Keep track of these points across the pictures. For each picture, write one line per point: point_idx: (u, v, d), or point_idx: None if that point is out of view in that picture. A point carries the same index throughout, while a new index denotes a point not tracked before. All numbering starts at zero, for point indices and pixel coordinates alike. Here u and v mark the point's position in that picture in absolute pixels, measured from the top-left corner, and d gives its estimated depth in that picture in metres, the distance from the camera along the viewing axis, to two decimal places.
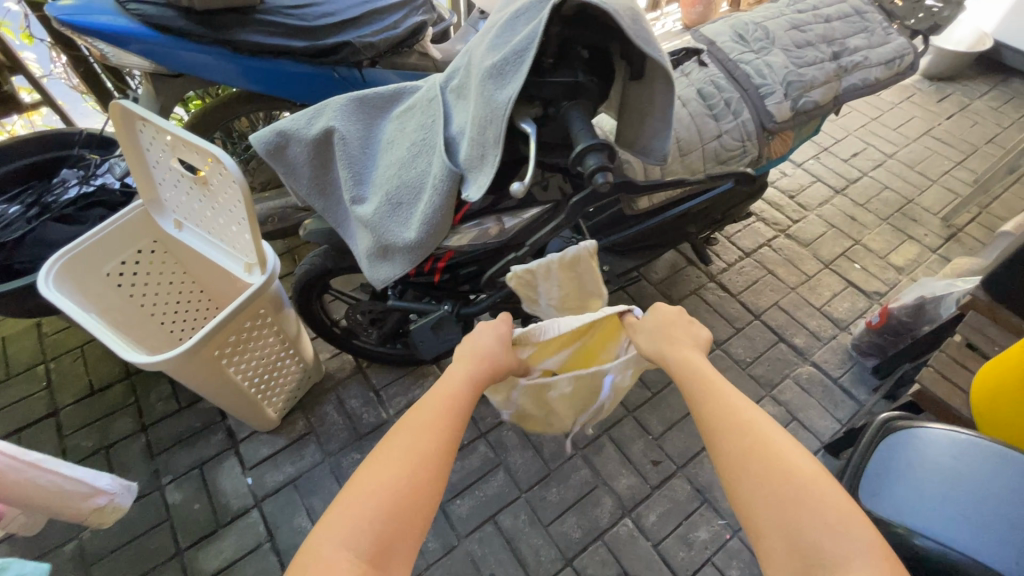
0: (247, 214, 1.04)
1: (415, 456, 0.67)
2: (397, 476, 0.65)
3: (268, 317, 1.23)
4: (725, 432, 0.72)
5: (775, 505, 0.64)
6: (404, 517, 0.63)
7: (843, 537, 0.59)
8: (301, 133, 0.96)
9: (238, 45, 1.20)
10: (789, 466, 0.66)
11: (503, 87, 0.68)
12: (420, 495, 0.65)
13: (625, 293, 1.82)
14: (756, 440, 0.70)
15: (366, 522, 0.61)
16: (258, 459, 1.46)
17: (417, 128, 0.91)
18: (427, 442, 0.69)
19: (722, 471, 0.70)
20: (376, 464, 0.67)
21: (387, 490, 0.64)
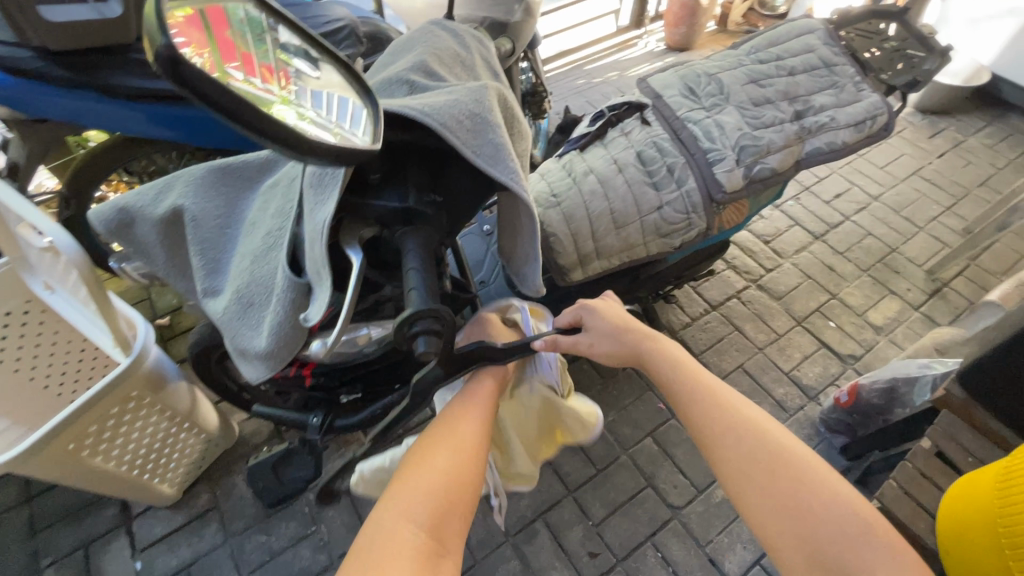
0: (95, 291, 0.92)
1: (461, 443, 0.73)
2: (449, 466, 0.69)
3: (143, 398, 1.09)
4: (730, 441, 0.73)
5: (786, 508, 0.67)
6: (455, 501, 0.67)
7: (862, 544, 0.62)
8: (146, 211, 0.81)
9: (111, 91, 1.06)
10: (803, 471, 0.69)
11: (322, 204, 0.53)
12: (463, 477, 0.69)
13: (585, 361, 1.66)
14: (754, 438, 0.72)
15: (427, 499, 0.65)
16: (151, 539, 1.32)
17: (275, 213, 0.76)
18: (467, 430, 0.75)
19: (727, 477, 0.72)
20: (425, 457, 0.70)
21: (443, 475, 0.68)
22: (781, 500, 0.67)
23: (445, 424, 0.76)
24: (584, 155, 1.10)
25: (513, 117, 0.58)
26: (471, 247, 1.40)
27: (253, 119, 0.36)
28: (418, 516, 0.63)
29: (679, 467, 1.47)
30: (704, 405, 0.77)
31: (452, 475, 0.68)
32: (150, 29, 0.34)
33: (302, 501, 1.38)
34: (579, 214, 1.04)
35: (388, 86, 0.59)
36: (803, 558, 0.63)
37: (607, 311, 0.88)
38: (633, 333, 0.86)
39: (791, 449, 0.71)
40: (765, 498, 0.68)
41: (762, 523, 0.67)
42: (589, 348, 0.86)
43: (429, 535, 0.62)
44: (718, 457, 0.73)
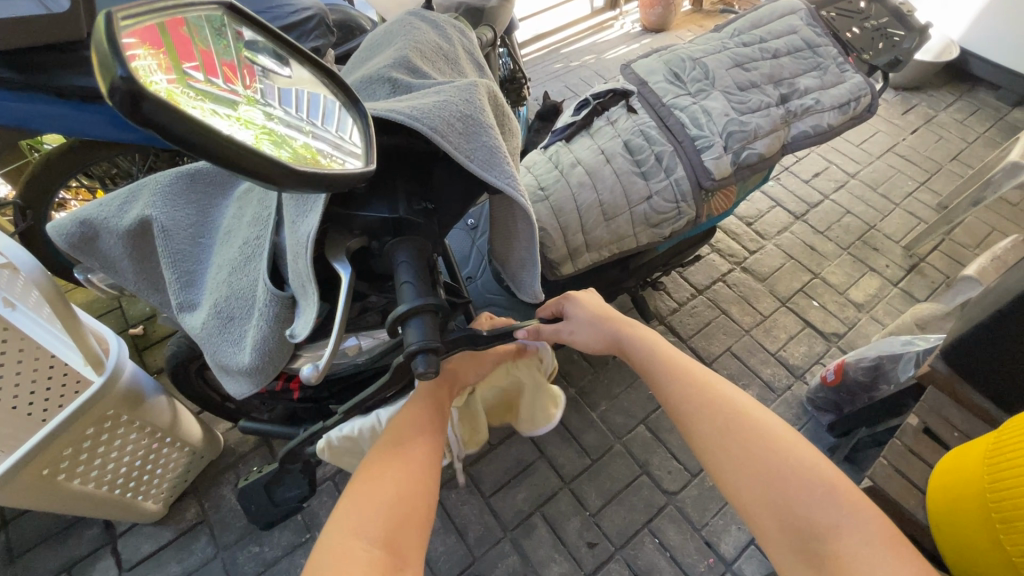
0: (60, 309, 0.87)
1: (411, 448, 0.68)
2: (400, 472, 0.65)
3: (121, 417, 1.04)
4: (701, 415, 0.70)
5: (758, 477, 0.64)
6: (408, 507, 0.62)
7: (833, 509, 0.60)
8: (111, 224, 0.76)
9: (64, 92, 1.00)
10: (775, 440, 0.66)
11: (307, 217, 0.50)
12: (417, 482, 0.65)
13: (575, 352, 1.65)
14: (723, 411, 0.70)
15: (378, 510, 0.61)
16: (138, 558, 1.27)
17: (252, 221, 0.72)
18: (417, 434, 0.71)
19: (702, 450, 0.69)
20: (375, 466, 0.66)
21: (393, 483, 0.64)
22: (749, 468, 0.65)
23: (395, 429, 0.71)
24: (571, 146, 1.07)
25: (503, 115, 0.55)
26: (457, 242, 1.37)
27: (237, 155, 0.32)
28: (369, 527, 0.59)
29: (672, 453, 1.48)
30: (676, 381, 0.75)
31: (403, 484, 0.64)
32: (102, 53, 0.29)
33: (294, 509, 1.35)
34: (568, 207, 1.01)
35: (369, 84, 0.55)
36: (779, 527, 0.62)
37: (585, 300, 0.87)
38: (607, 321, 0.84)
39: (758, 415, 0.69)
40: (737, 470, 0.65)
41: (735, 492, 0.65)
42: (568, 335, 0.84)
43: (384, 545, 0.58)
44: (689, 430, 0.71)
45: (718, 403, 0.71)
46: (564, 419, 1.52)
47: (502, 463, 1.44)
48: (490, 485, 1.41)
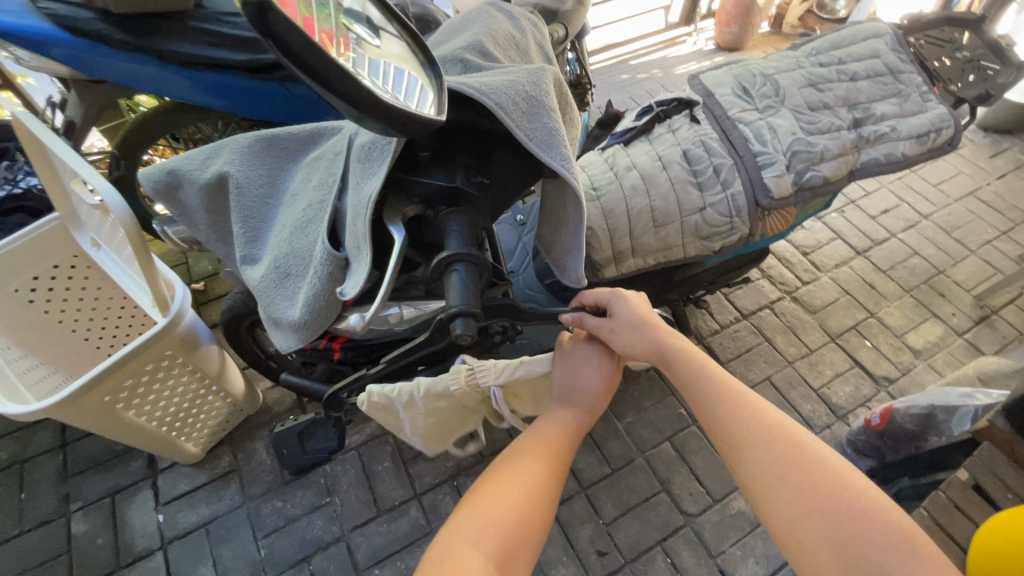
0: (138, 249, 0.95)
1: (538, 476, 0.69)
2: (528, 495, 0.67)
3: (176, 358, 1.12)
4: (756, 441, 0.67)
5: (818, 513, 0.61)
6: (524, 534, 0.64)
7: (904, 558, 0.56)
8: (193, 175, 0.82)
9: (165, 56, 1.07)
10: (836, 476, 0.63)
11: (369, 180, 0.53)
12: (539, 506, 0.67)
13: None
14: (781, 439, 0.66)
15: (500, 522, 0.63)
16: (174, 495, 1.36)
17: (318, 186, 0.76)
18: (547, 464, 0.71)
19: (752, 481, 0.66)
20: (501, 479, 0.68)
21: (518, 506, 0.65)
22: (812, 506, 0.61)
23: (522, 453, 0.72)
24: (628, 150, 1.08)
25: (566, 104, 0.57)
26: (504, 236, 1.40)
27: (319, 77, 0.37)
28: (486, 543, 0.61)
29: (696, 475, 1.44)
30: (728, 405, 0.71)
31: (525, 512, 0.65)
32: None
33: (319, 473, 1.40)
34: (618, 210, 1.01)
35: (442, 63, 0.58)
36: (841, 570, 0.57)
37: (633, 301, 0.83)
38: (646, 331, 0.79)
39: (819, 452, 0.65)
40: (794, 503, 0.62)
41: (790, 527, 0.62)
42: (609, 334, 0.81)
43: (497, 560, 0.60)
44: (739, 460, 0.68)
45: (775, 431, 0.67)
46: (589, 425, 1.52)
47: None
48: None
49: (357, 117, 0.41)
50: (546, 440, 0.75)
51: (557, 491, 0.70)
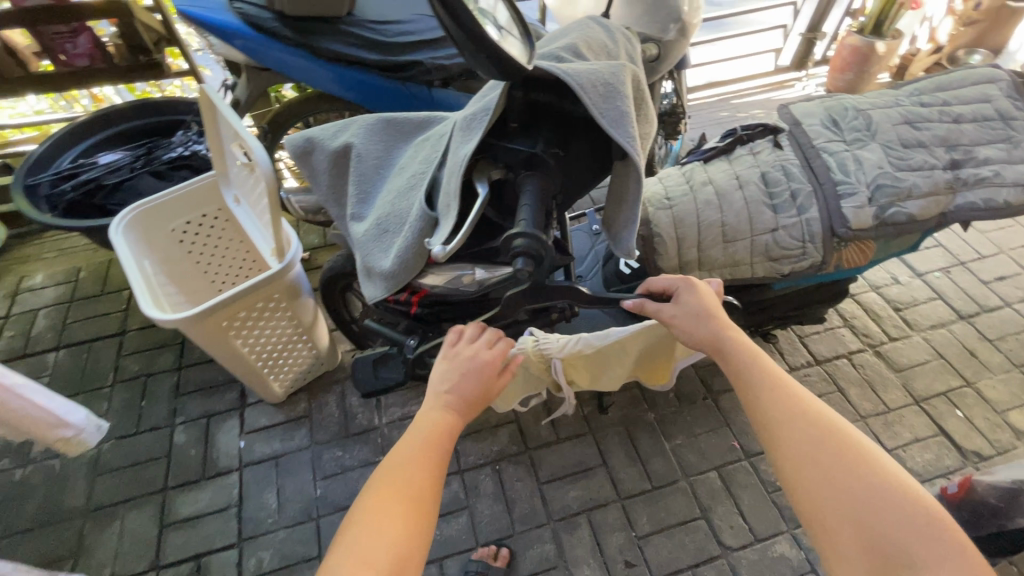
0: (272, 202, 1.14)
1: (412, 468, 0.68)
2: (402, 509, 0.63)
3: (281, 302, 1.31)
4: (793, 421, 0.68)
5: (846, 492, 0.61)
6: (412, 547, 0.61)
7: (928, 543, 0.57)
8: (325, 142, 0.99)
9: (319, 52, 1.30)
10: (870, 460, 0.63)
11: (467, 142, 0.64)
12: (418, 512, 0.64)
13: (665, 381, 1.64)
14: (819, 422, 0.67)
15: (382, 545, 0.60)
16: (255, 426, 1.55)
17: (422, 159, 0.90)
18: (423, 456, 0.70)
19: (783, 457, 0.67)
20: (377, 500, 0.64)
21: (395, 508, 0.63)
22: (840, 485, 0.62)
23: (403, 453, 0.70)
24: (707, 167, 1.12)
25: (642, 99, 0.65)
26: (578, 242, 1.48)
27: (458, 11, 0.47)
28: (377, 558, 0.59)
29: (740, 510, 1.39)
30: (770, 387, 0.73)
31: (409, 510, 0.64)
32: None
33: (377, 432, 1.54)
34: (689, 221, 1.06)
35: (540, 57, 0.69)
36: (860, 547, 0.58)
37: (699, 290, 0.89)
38: (709, 319, 0.84)
39: (856, 438, 0.66)
40: (822, 481, 0.63)
41: (816, 503, 0.63)
42: (674, 319, 0.88)
43: None
44: (773, 439, 0.69)
45: (813, 414, 0.69)
46: (635, 438, 1.52)
47: (564, 456, 1.49)
48: (547, 473, 1.46)
49: (458, 43, 0.51)
50: (422, 432, 0.73)
51: (439, 475, 0.70)
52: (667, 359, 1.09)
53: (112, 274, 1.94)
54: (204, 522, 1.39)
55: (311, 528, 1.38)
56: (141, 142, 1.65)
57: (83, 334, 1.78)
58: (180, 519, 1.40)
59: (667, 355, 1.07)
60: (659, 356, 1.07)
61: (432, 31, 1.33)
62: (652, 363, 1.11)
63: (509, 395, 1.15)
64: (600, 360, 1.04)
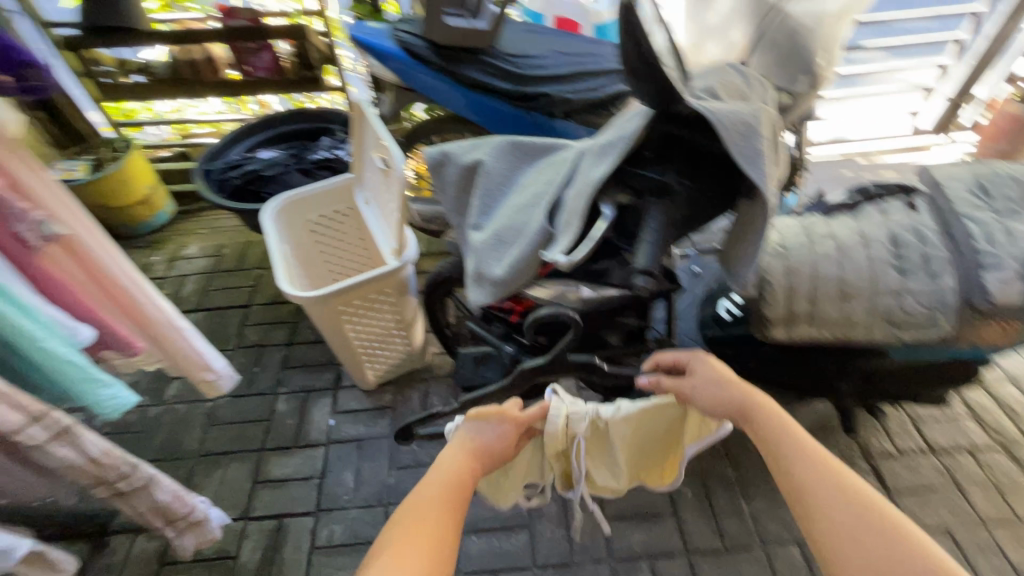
0: (400, 206, 1.27)
1: (440, 504, 0.74)
2: (421, 552, 0.66)
3: (391, 296, 1.43)
4: (820, 486, 0.71)
5: (877, 558, 0.63)
6: None
7: None
8: (458, 157, 1.09)
9: (459, 78, 1.43)
10: (899, 529, 0.65)
11: (598, 167, 0.68)
12: (437, 558, 0.67)
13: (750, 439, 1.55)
14: (847, 489, 0.70)
15: None
16: (345, 408, 1.68)
17: (545, 181, 0.96)
18: (448, 495, 0.76)
19: (812, 521, 0.69)
20: (402, 540, 0.67)
21: (426, 534, 0.69)
22: (871, 552, 0.64)
23: (433, 489, 0.76)
24: (829, 220, 1.08)
25: (778, 142, 0.67)
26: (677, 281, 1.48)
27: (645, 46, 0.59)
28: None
29: None
30: (797, 453, 0.75)
31: (433, 551, 0.67)
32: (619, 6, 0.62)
33: None
34: (804, 272, 1.02)
35: None
36: None
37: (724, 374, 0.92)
38: (724, 385, 0.88)
39: (883, 506, 0.68)
40: (851, 545, 0.65)
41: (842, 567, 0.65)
42: (692, 388, 0.91)
43: None
44: (800, 502, 0.72)
45: (842, 480, 0.71)
46: (711, 493, 1.45)
47: (632, 496, 1.45)
48: (613, 509, 1.43)
49: (636, 73, 0.63)
50: (447, 474, 0.79)
51: (459, 508, 0.75)
52: (675, 448, 1.04)
53: (248, 254, 2.22)
54: (290, 486, 1.52)
55: (380, 512, 1.46)
56: (295, 144, 1.91)
57: (218, 302, 2.04)
58: (270, 479, 1.54)
59: (676, 441, 1.04)
60: (665, 443, 1.03)
61: (562, 66, 1.43)
62: (660, 458, 1.05)
63: (512, 484, 1.02)
64: (608, 442, 1.00)
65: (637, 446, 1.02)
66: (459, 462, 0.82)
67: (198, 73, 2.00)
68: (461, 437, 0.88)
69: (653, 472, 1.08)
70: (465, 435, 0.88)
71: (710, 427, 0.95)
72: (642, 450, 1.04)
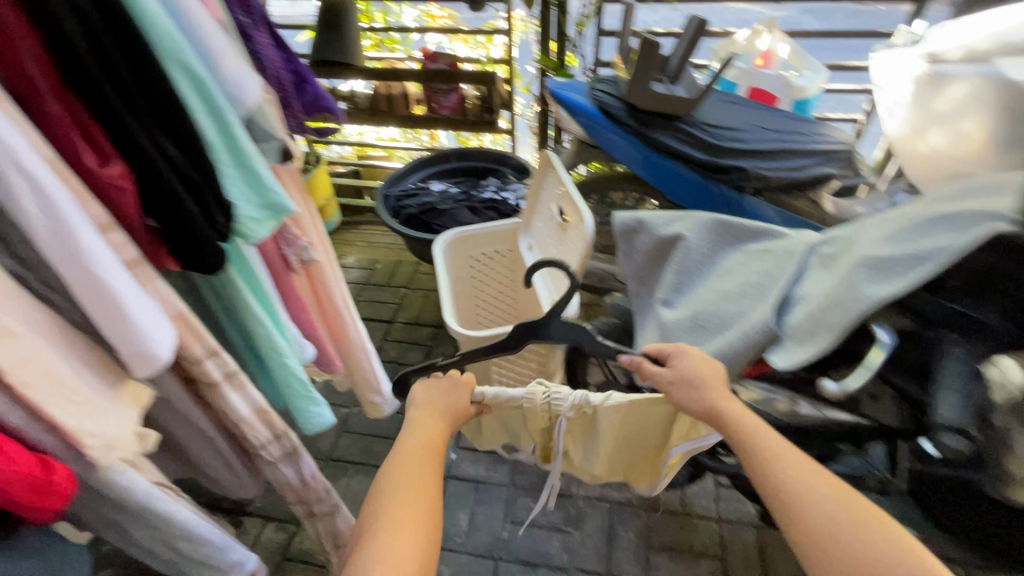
0: (577, 264, 1.25)
1: (416, 474, 0.71)
2: (410, 516, 0.66)
3: (542, 347, 1.42)
4: (818, 500, 0.63)
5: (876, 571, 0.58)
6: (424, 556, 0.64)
7: None
8: (656, 227, 1.04)
9: (651, 142, 1.40)
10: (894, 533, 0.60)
11: (879, 284, 0.70)
12: (425, 525, 0.67)
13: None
14: (845, 498, 0.63)
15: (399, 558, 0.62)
16: (467, 446, 1.67)
17: (760, 270, 0.89)
18: (428, 464, 0.73)
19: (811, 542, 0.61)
20: (395, 519, 0.65)
21: (413, 515, 0.66)
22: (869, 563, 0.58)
23: (409, 458, 0.73)
24: None
25: None
26: None
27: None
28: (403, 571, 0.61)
29: None
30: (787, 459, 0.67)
31: (421, 513, 0.67)
32: None
33: (572, 502, 1.52)
34: None
35: None
36: None
37: (691, 353, 0.81)
38: (706, 385, 0.76)
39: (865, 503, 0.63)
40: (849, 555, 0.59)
41: None
42: (668, 386, 0.79)
43: None
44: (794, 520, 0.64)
45: (833, 485, 0.64)
46: None
47: None
48: None
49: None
50: (420, 439, 0.77)
51: (440, 469, 0.74)
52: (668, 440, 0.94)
53: (397, 272, 2.36)
54: None
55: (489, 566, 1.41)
56: (463, 180, 2.01)
57: (366, 313, 2.18)
58: None
59: (669, 433, 0.93)
60: (654, 435, 0.92)
61: (762, 142, 1.37)
62: (645, 447, 0.95)
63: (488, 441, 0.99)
64: (594, 426, 0.89)
65: (627, 434, 0.92)
66: (428, 424, 0.79)
67: (393, 106, 2.17)
68: (431, 399, 0.83)
69: (637, 463, 1.00)
70: (428, 396, 0.83)
71: (701, 427, 0.85)
72: (630, 438, 0.94)
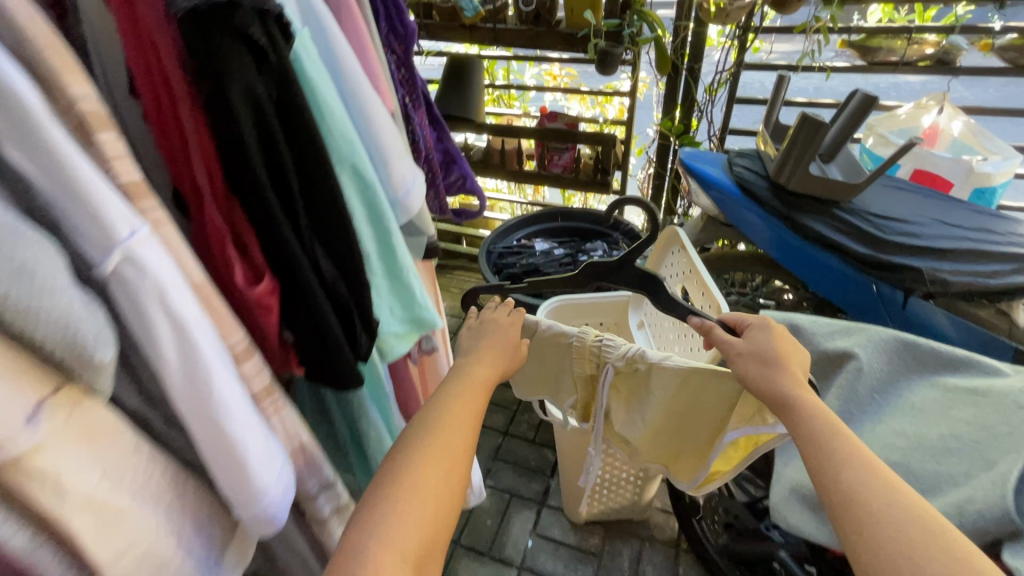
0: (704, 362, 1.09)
1: (447, 425, 0.61)
2: (433, 475, 0.56)
3: None
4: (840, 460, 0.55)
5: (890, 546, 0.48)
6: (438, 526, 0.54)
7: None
8: (817, 339, 0.86)
9: (798, 227, 1.23)
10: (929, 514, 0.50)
11: None
12: (447, 489, 0.56)
13: None
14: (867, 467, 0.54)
15: (415, 524, 0.52)
16: (547, 534, 1.51)
17: (975, 423, 0.69)
18: (465, 422, 0.62)
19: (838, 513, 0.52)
20: (420, 474, 0.55)
21: (435, 481, 0.55)
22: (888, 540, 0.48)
23: (444, 409, 0.62)
24: None
25: None
26: None
27: None
28: (407, 542, 0.51)
29: None
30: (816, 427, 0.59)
31: (447, 475, 0.56)
32: None
33: None
34: None
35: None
36: None
37: (773, 330, 0.71)
38: (783, 369, 0.66)
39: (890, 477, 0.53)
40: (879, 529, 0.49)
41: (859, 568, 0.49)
42: (738, 358, 0.70)
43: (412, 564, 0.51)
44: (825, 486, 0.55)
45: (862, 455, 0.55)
46: None
47: None
48: None
49: None
50: (463, 394, 0.65)
51: (481, 428, 0.63)
52: (716, 431, 0.86)
53: None
54: None
55: None
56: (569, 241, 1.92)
57: None
58: None
59: (721, 424, 0.84)
60: (704, 415, 0.85)
61: (940, 240, 1.16)
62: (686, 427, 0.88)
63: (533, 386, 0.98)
64: (645, 388, 0.87)
65: (674, 405, 0.87)
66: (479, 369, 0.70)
67: (505, 160, 2.17)
68: (486, 342, 0.76)
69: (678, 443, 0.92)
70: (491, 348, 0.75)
71: (762, 415, 0.77)
72: (676, 413, 0.87)
